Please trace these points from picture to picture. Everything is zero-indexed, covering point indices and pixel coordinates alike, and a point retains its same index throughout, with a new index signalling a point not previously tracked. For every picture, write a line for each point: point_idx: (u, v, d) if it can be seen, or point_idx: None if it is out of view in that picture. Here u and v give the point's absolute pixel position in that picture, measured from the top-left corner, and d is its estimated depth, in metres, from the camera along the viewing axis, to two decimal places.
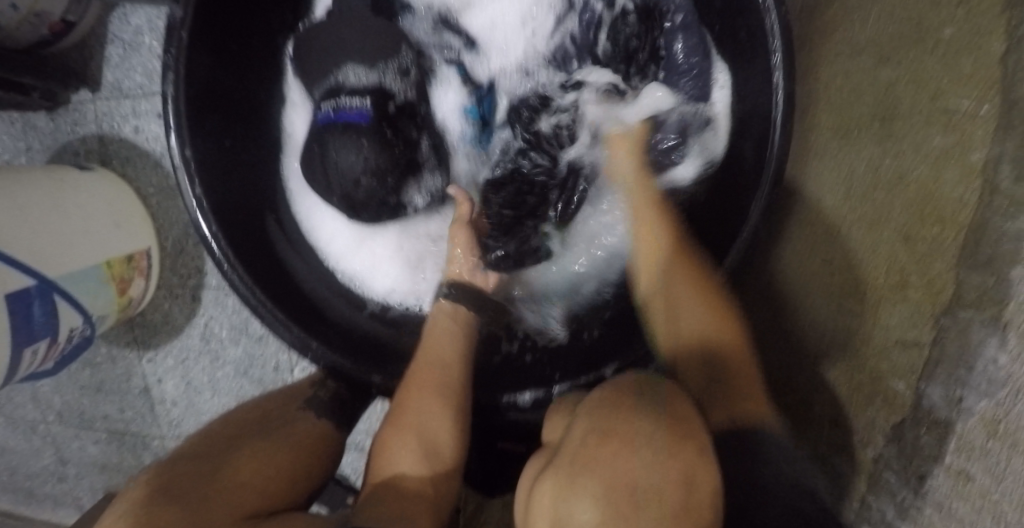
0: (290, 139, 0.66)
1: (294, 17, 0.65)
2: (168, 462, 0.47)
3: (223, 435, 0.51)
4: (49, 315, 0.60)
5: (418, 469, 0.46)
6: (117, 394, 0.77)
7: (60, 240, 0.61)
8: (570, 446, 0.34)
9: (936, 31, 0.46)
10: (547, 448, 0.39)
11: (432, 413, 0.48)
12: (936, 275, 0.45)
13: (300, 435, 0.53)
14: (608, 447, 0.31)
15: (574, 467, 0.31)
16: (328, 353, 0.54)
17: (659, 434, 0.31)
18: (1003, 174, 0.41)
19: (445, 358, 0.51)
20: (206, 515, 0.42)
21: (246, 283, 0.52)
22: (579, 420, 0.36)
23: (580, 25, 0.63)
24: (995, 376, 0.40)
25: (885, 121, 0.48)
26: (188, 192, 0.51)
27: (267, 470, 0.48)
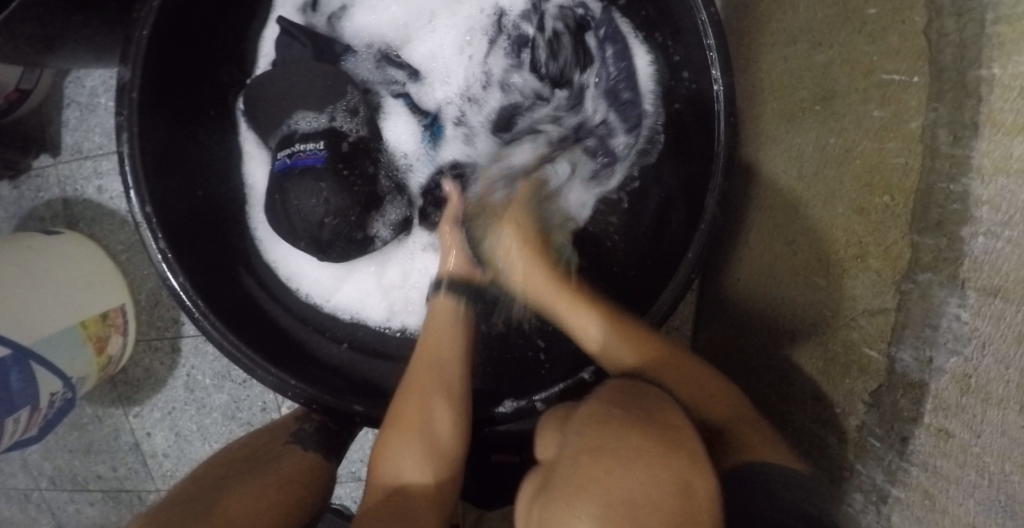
0: (252, 191, 0.64)
1: (240, 74, 0.64)
2: (156, 510, 0.47)
3: (214, 475, 0.52)
4: (27, 383, 0.60)
5: (422, 468, 0.48)
6: (107, 452, 0.76)
7: (27, 305, 0.60)
8: (562, 467, 0.33)
9: (862, 11, 0.46)
10: (543, 466, 0.38)
11: (438, 414, 0.50)
12: (893, 242, 0.45)
13: (286, 467, 0.53)
14: (599, 466, 0.30)
15: (569, 488, 0.30)
16: (303, 388, 0.54)
17: (644, 446, 0.31)
18: (941, 140, 0.40)
19: (447, 362, 0.52)
20: None
21: (219, 331, 0.52)
22: (566, 443, 0.36)
23: (512, 50, 0.63)
24: (960, 332, 0.40)
25: (824, 102, 0.50)
26: (152, 248, 0.51)
27: (259, 496, 0.49)
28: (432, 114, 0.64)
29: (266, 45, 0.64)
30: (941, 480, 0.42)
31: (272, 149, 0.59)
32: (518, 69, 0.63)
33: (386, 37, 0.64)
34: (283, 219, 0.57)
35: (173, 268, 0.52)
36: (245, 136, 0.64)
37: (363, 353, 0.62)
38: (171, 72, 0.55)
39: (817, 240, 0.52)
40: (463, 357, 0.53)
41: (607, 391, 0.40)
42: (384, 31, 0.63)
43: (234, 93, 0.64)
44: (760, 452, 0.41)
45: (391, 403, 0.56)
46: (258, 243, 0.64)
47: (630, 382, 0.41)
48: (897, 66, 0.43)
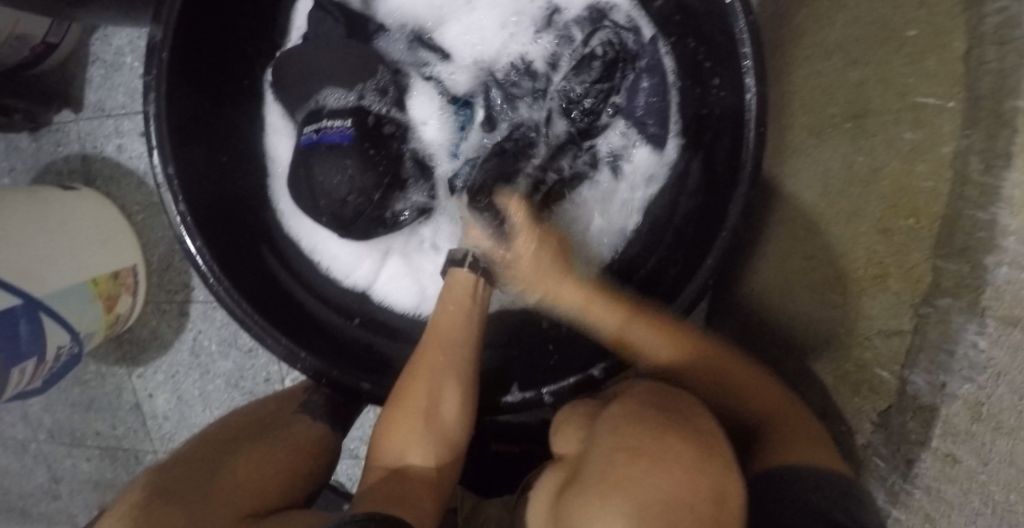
0: (274, 162, 0.64)
1: (270, 48, 0.64)
2: (166, 466, 0.48)
3: (222, 438, 0.52)
4: (36, 334, 0.60)
5: (425, 452, 0.50)
6: (109, 410, 0.76)
7: (41, 257, 0.60)
8: (595, 461, 0.35)
9: (902, 31, 0.45)
10: (567, 459, 0.40)
11: (443, 399, 0.51)
12: (915, 264, 0.45)
13: (295, 439, 0.53)
14: (637, 466, 0.32)
15: (606, 484, 0.32)
16: (315, 364, 0.53)
17: (682, 450, 0.32)
18: (971, 167, 0.40)
19: (455, 341, 0.53)
20: (205, 515, 0.43)
21: (232, 297, 0.52)
22: (599, 436, 0.37)
23: (554, 45, 0.62)
24: (976, 360, 0.40)
25: (855, 119, 0.49)
26: (171, 209, 0.51)
27: (265, 472, 0.49)
28: (465, 102, 0.63)
29: (299, 18, 0.64)
30: (942, 505, 0.43)
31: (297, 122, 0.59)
32: (550, 67, 0.62)
33: (422, 19, 0.63)
34: (305, 191, 0.57)
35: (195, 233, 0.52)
36: (269, 106, 0.64)
37: (373, 331, 0.62)
38: (202, 36, 0.54)
39: (835, 258, 0.52)
40: (470, 335, 0.54)
41: (640, 392, 0.40)
42: (419, 12, 0.63)
43: (263, 64, 0.63)
44: (794, 453, 0.41)
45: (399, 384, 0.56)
46: (280, 214, 0.64)
47: (657, 384, 0.41)
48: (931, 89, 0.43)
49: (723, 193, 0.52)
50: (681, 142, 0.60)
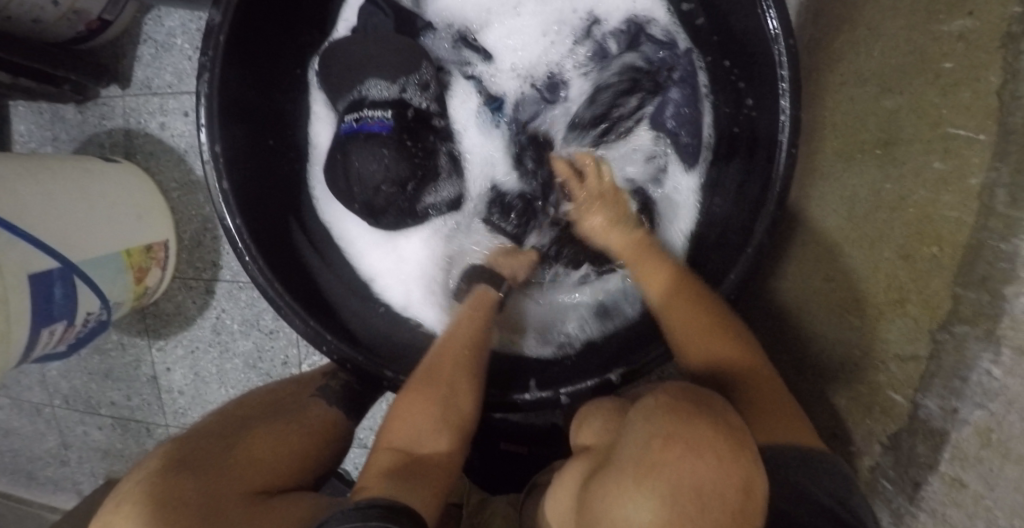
0: (314, 149, 0.66)
1: (319, 35, 0.65)
2: (189, 436, 0.49)
3: (241, 414, 0.53)
4: (69, 297, 0.62)
5: (438, 438, 0.50)
6: (124, 380, 0.77)
7: (82, 224, 0.63)
8: (630, 446, 0.38)
9: (937, 63, 0.46)
10: (594, 446, 0.43)
11: (459, 394, 0.52)
12: (935, 291, 0.46)
13: (310, 421, 0.54)
14: (672, 452, 0.35)
15: (643, 468, 0.35)
16: (340, 348, 0.55)
17: (713, 438, 0.36)
18: (998, 201, 0.42)
19: (476, 344, 0.56)
20: (224, 485, 0.45)
21: (265, 277, 0.54)
22: (633, 425, 0.40)
23: (591, 56, 0.63)
24: (988, 387, 0.42)
25: (885, 146, 0.50)
26: (215, 186, 0.53)
27: (280, 447, 0.51)
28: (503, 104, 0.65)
29: (348, 11, 0.65)
30: None
31: (339, 110, 0.60)
32: (585, 77, 0.64)
33: (466, 19, 0.64)
34: (341, 178, 0.59)
35: (230, 212, 0.53)
36: (313, 92, 0.66)
37: (394, 320, 0.64)
38: (258, 22, 0.56)
39: (859, 282, 0.53)
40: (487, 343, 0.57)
41: (671, 386, 0.42)
42: (467, 13, 0.64)
43: (310, 53, 0.65)
44: (773, 434, 0.44)
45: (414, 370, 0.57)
46: (314, 200, 0.66)
47: (690, 385, 0.42)
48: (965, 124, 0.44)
49: (751, 213, 0.53)
50: (710, 159, 0.61)
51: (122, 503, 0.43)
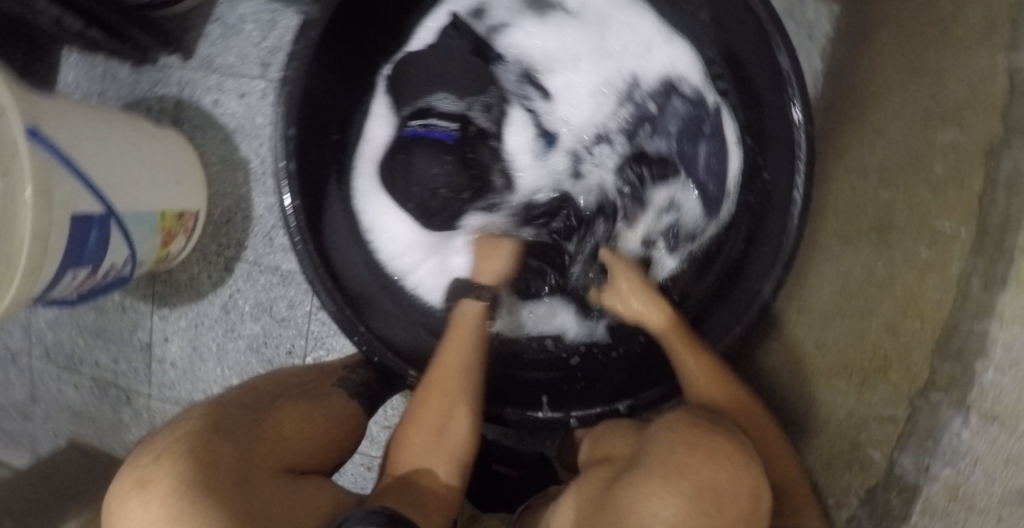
0: (366, 145, 0.69)
1: (394, 43, 0.69)
2: (220, 403, 0.51)
3: (266, 392, 0.55)
4: (101, 244, 0.63)
5: (435, 467, 0.52)
6: (115, 343, 0.76)
7: (131, 179, 0.65)
8: (654, 452, 0.41)
9: (930, 165, 0.53)
10: (609, 460, 0.46)
11: (450, 422, 0.54)
12: (915, 362, 0.52)
13: (332, 409, 0.57)
14: (696, 457, 0.39)
15: (667, 470, 0.39)
16: (372, 344, 0.61)
17: (730, 451, 0.40)
18: (973, 286, 0.49)
19: (467, 366, 0.56)
20: (250, 456, 0.47)
21: (312, 259, 0.59)
22: (654, 437, 0.43)
23: (636, 111, 0.67)
24: (958, 447, 0.47)
25: (880, 233, 0.58)
26: (279, 165, 0.58)
27: (306, 434, 0.53)
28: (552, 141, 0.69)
29: (423, 31, 0.69)
30: None
31: (403, 116, 0.66)
32: (628, 128, 0.68)
33: (533, 58, 0.68)
34: (396, 178, 0.65)
35: (291, 195, 0.58)
36: (380, 95, 0.69)
37: (413, 323, 0.67)
38: (344, 25, 0.61)
39: (848, 349, 0.59)
40: (478, 363, 0.57)
41: (696, 408, 0.46)
42: (534, 53, 0.68)
43: (384, 59, 0.69)
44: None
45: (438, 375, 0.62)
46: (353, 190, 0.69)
47: (704, 410, 0.46)
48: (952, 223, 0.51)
49: (745, 272, 0.61)
50: (732, 214, 0.66)
51: (154, 463, 0.43)
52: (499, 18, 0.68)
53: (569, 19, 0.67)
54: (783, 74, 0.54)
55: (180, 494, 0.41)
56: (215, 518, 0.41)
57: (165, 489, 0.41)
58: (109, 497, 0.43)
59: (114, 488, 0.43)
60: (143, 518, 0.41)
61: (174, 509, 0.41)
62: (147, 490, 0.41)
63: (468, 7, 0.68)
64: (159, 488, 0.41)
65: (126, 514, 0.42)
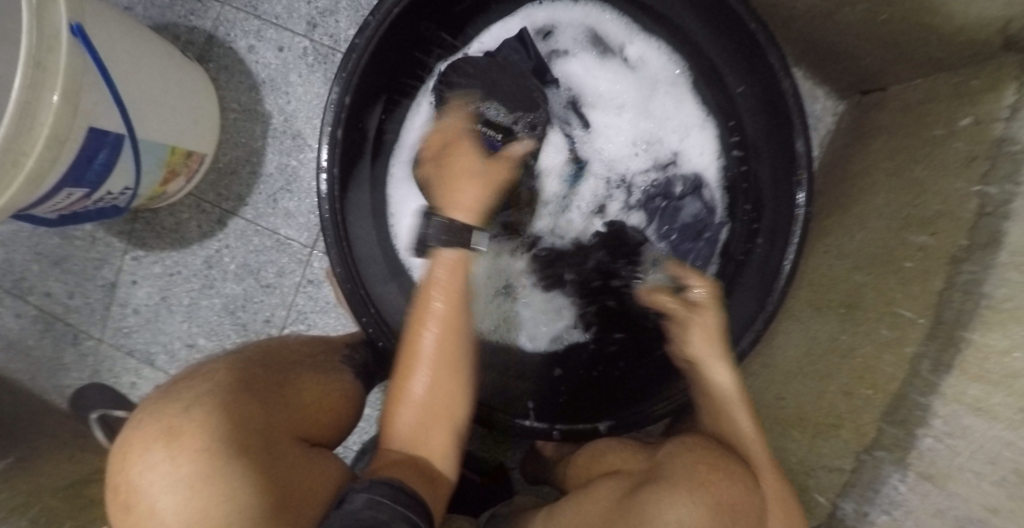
0: (406, 136, 0.70)
1: (456, 42, 0.71)
2: (243, 360, 0.50)
3: (282, 357, 0.55)
4: (106, 168, 0.58)
5: (431, 440, 0.53)
6: (76, 276, 0.71)
7: (153, 106, 0.61)
8: (676, 466, 0.46)
9: (899, 260, 0.61)
10: (625, 471, 0.49)
11: (446, 396, 0.55)
12: (864, 423, 0.59)
13: (341, 383, 0.56)
14: (716, 476, 0.44)
15: (692, 482, 0.43)
16: (380, 328, 0.61)
17: (740, 475, 0.45)
18: (923, 367, 0.54)
19: (453, 333, 0.55)
20: (275, 417, 0.47)
21: (336, 229, 0.59)
22: (672, 454, 0.48)
23: (661, 176, 0.73)
24: (893, 498, 0.54)
25: (848, 308, 0.67)
26: (328, 129, 0.58)
27: (320, 403, 0.53)
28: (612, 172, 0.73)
29: (486, 38, 0.72)
30: None
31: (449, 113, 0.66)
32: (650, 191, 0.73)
33: (583, 90, 0.73)
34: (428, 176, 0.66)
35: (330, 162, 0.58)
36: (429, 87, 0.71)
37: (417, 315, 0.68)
38: (416, 13, 0.63)
39: (807, 405, 0.67)
40: (466, 325, 0.56)
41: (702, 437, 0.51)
42: (582, 87, 0.73)
43: (440, 55, 0.71)
44: None
45: None
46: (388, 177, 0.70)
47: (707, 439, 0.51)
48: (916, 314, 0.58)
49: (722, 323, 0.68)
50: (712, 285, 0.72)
51: (182, 416, 0.42)
52: (562, 45, 0.72)
53: (623, 68, 0.72)
54: (795, 156, 0.61)
55: (212, 452, 0.41)
56: (242, 478, 0.41)
57: (196, 444, 0.41)
58: (127, 445, 0.42)
59: (133, 434, 0.43)
60: (168, 471, 0.40)
61: (204, 466, 0.40)
62: (175, 444, 0.41)
63: (537, 26, 0.72)
64: (187, 443, 0.41)
65: (147, 463, 0.41)
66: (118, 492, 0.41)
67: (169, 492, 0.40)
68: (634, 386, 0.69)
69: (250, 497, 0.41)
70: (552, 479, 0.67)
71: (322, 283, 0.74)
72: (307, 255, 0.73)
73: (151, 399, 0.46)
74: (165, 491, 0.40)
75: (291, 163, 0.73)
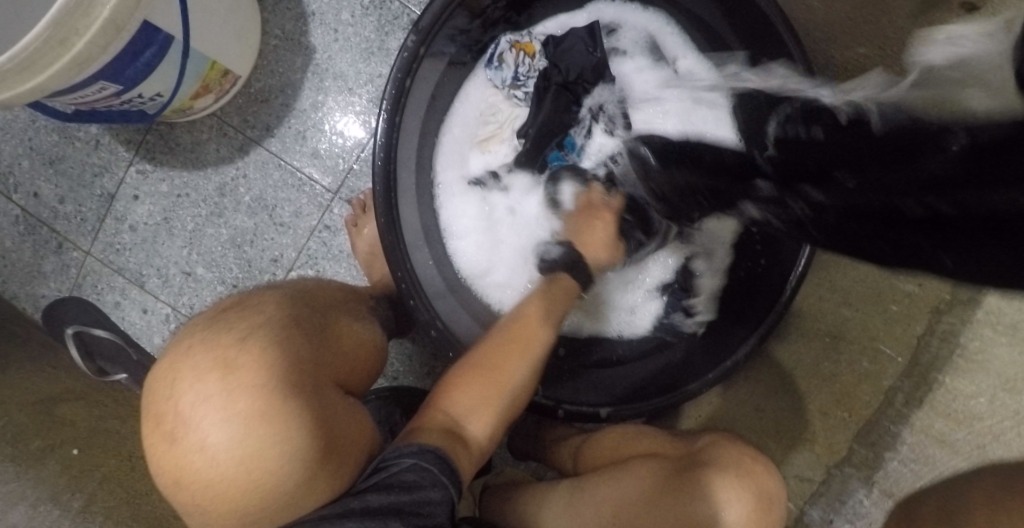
0: (457, 106, 0.70)
1: (523, 20, 0.70)
2: (289, 299, 0.47)
3: (321, 298, 0.52)
4: (147, 69, 0.53)
5: (484, 423, 0.51)
6: (72, 180, 0.68)
7: (205, 12, 0.56)
8: (726, 455, 0.57)
9: (886, 302, 0.65)
10: (666, 456, 0.61)
11: (519, 381, 0.53)
12: (838, 443, 0.66)
13: (366, 337, 0.54)
14: (759, 466, 0.57)
15: (744, 471, 0.56)
16: (412, 285, 0.60)
17: (770, 467, 0.57)
18: (897, 398, 0.64)
19: (547, 330, 0.55)
20: (322, 364, 0.44)
21: (381, 175, 0.58)
22: (716, 445, 0.59)
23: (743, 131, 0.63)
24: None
25: (832, 337, 0.68)
26: (394, 79, 0.57)
27: (356, 351, 0.51)
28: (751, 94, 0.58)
29: (551, 23, 0.72)
30: None
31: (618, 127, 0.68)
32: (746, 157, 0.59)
33: None
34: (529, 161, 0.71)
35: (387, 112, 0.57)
36: (582, 126, 0.70)
37: (440, 280, 0.67)
38: None
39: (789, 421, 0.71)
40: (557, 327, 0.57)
41: (726, 430, 0.63)
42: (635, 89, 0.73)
43: (506, 29, 0.69)
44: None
45: (435, 324, 0.61)
46: (437, 146, 0.70)
47: (728, 431, 0.63)
48: (957, 424, 0.61)
49: (726, 331, 0.68)
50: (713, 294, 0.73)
51: (238, 347, 0.39)
52: (622, 45, 0.72)
53: None
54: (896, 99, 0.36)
55: (268, 389, 0.38)
56: (299, 421, 0.38)
57: (254, 379, 0.38)
58: (173, 367, 0.38)
59: (180, 357, 0.39)
60: (222, 405, 0.37)
61: (261, 403, 0.37)
62: (231, 376, 0.37)
63: (604, 21, 0.72)
64: (244, 377, 0.38)
65: (197, 394, 0.37)
66: (163, 421, 0.37)
67: (219, 425, 0.36)
68: (640, 385, 0.69)
69: (305, 439, 0.38)
70: (559, 453, 0.70)
71: (338, 231, 0.70)
72: (327, 201, 0.69)
73: (196, 323, 0.42)
74: (216, 423, 0.36)
75: (327, 102, 0.69)
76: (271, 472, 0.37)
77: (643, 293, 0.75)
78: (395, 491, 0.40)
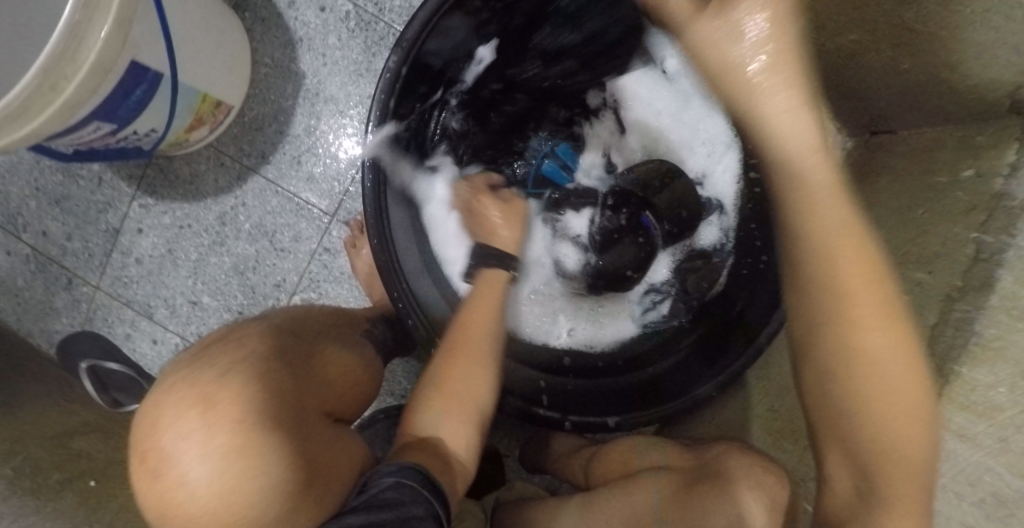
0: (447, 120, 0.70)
1: None
2: (273, 329, 0.48)
3: (309, 325, 0.54)
4: (139, 107, 0.54)
5: (458, 429, 0.53)
6: (77, 217, 0.70)
7: (192, 48, 0.57)
8: (736, 465, 0.56)
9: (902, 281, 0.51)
10: (676, 470, 0.61)
11: (475, 383, 0.55)
12: None
13: (357, 361, 0.55)
14: (770, 476, 0.54)
15: (758, 479, 0.54)
16: (409, 304, 0.61)
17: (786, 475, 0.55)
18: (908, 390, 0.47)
19: (490, 331, 0.57)
20: (306, 394, 0.44)
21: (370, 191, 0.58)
22: (728, 455, 0.58)
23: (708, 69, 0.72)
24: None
25: None
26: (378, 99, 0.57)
27: (345, 376, 0.52)
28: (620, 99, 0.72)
29: None
30: None
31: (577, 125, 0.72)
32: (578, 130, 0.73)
33: (625, 96, 0.72)
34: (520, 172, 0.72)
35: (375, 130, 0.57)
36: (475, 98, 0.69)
37: None
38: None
39: None
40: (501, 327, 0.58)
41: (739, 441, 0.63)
42: (625, 91, 0.72)
43: None
44: None
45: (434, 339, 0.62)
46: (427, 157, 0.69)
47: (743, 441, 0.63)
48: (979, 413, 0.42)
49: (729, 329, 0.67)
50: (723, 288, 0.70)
51: (217, 384, 0.39)
52: None
53: (661, 79, 0.71)
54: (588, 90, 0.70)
55: (246, 423, 0.38)
56: (278, 451, 0.38)
57: (232, 412, 0.38)
58: (156, 406, 0.39)
59: (164, 396, 0.39)
60: (201, 441, 0.37)
61: (239, 435, 0.37)
62: (211, 412, 0.38)
63: None
64: (223, 412, 0.38)
65: (181, 431, 0.37)
66: (147, 458, 0.38)
67: (200, 460, 0.37)
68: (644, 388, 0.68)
69: (285, 470, 0.39)
70: (564, 465, 0.70)
71: (338, 253, 0.71)
72: (325, 223, 0.70)
73: (178, 362, 0.43)
74: (196, 459, 0.37)
75: (319, 126, 0.70)
76: (252, 504, 0.37)
77: (654, 295, 0.73)
78: (374, 509, 0.40)
